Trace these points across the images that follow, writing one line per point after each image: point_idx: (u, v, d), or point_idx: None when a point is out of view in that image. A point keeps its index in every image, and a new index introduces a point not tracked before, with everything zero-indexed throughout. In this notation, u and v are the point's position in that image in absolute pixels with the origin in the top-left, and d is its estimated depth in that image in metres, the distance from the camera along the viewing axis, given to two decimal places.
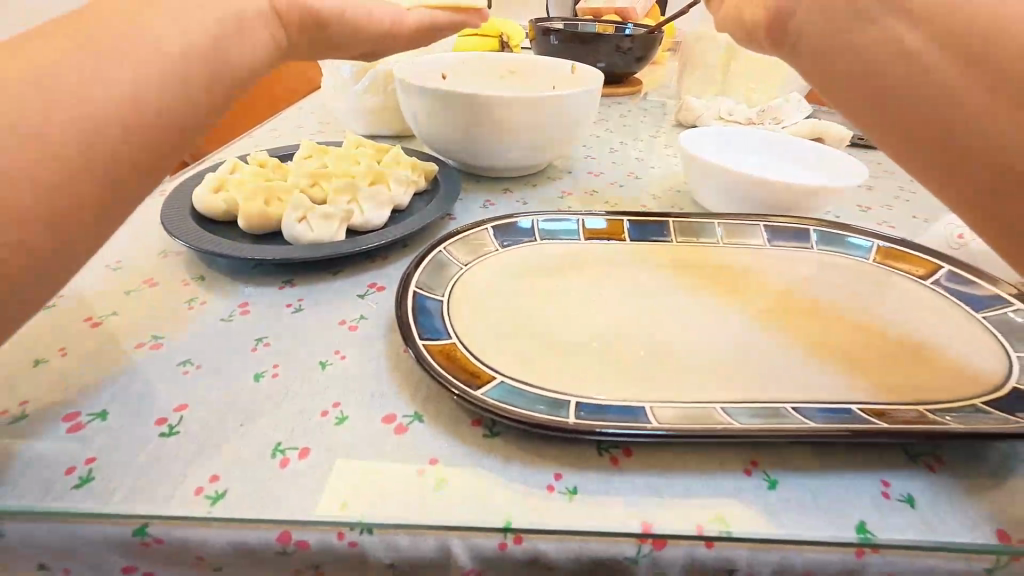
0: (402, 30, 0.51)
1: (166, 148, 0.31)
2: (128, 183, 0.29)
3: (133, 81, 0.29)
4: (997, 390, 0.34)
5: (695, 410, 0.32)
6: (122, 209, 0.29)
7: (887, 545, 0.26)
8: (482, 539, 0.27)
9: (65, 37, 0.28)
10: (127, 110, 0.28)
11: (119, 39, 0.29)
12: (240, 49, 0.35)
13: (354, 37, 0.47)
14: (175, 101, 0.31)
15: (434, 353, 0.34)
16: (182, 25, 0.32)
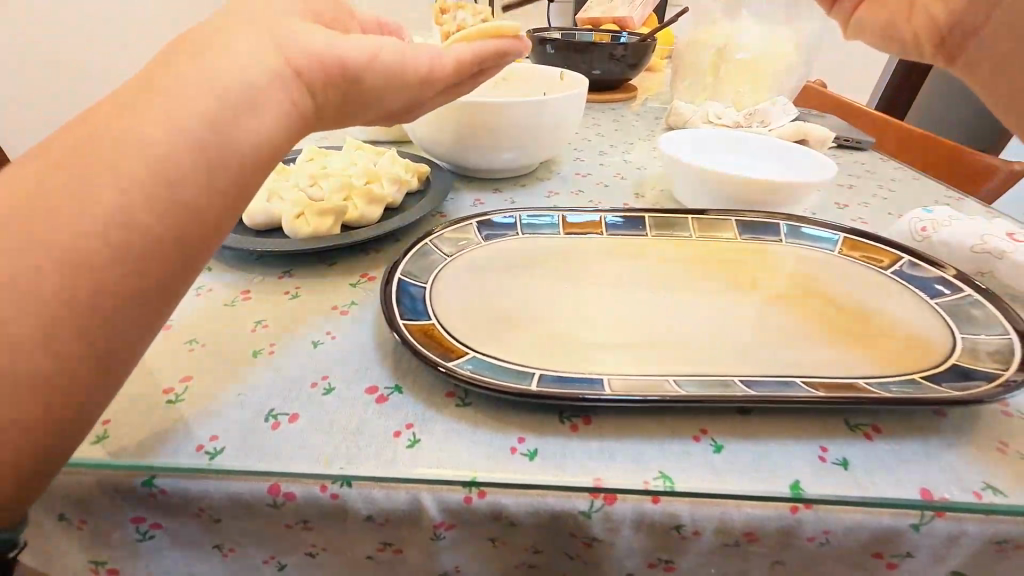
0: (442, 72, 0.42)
1: (181, 234, 0.28)
2: (141, 291, 0.27)
3: (147, 165, 0.27)
4: (935, 364, 0.37)
5: (647, 382, 0.35)
6: (142, 318, 0.28)
7: (816, 499, 0.29)
8: (449, 493, 0.31)
9: (89, 140, 0.27)
10: (137, 204, 0.26)
11: (130, 133, 0.27)
12: (257, 124, 0.30)
13: (390, 84, 0.38)
14: (178, 195, 0.28)
15: (415, 331, 0.38)
16: (190, 107, 0.28)
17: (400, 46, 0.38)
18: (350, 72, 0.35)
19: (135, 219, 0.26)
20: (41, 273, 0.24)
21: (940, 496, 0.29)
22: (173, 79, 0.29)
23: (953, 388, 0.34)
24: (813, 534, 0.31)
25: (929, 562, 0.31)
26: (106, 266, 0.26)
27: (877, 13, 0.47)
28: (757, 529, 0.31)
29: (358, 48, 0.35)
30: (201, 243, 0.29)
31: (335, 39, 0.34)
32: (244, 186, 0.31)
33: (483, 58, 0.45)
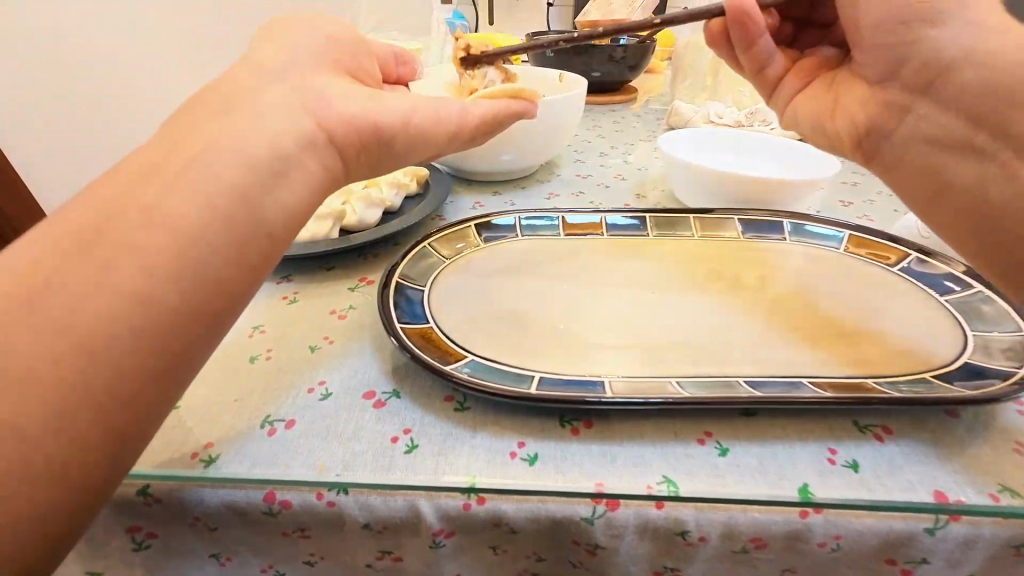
0: (465, 130, 0.44)
1: (200, 310, 0.26)
2: (161, 371, 0.25)
3: (170, 232, 0.26)
4: (945, 363, 0.36)
5: (649, 383, 0.35)
6: (163, 403, 0.26)
7: (826, 503, 0.28)
8: (447, 500, 0.30)
9: (113, 210, 0.26)
10: (159, 277, 0.25)
11: (156, 204, 0.26)
12: (285, 191, 0.30)
13: (419, 145, 0.39)
14: (202, 266, 0.26)
15: (412, 334, 0.37)
16: (219, 176, 0.27)
17: (428, 110, 0.39)
18: (382, 134, 0.35)
19: (156, 296, 0.25)
20: (55, 357, 0.23)
21: (954, 499, 0.28)
22: (202, 147, 0.28)
23: (965, 387, 0.33)
24: (823, 540, 0.30)
25: (944, 567, 0.30)
26: (124, 347, 0.24)
27: (812, 104, 0.50)
28: (766, 534, 0.30)
29: (389, 113, 0.36)
30: (223, 315, 0.28)
31: (367, 103, 0.35)
32: (267, 255, 0.29)
33: (504, 116, 0.48)
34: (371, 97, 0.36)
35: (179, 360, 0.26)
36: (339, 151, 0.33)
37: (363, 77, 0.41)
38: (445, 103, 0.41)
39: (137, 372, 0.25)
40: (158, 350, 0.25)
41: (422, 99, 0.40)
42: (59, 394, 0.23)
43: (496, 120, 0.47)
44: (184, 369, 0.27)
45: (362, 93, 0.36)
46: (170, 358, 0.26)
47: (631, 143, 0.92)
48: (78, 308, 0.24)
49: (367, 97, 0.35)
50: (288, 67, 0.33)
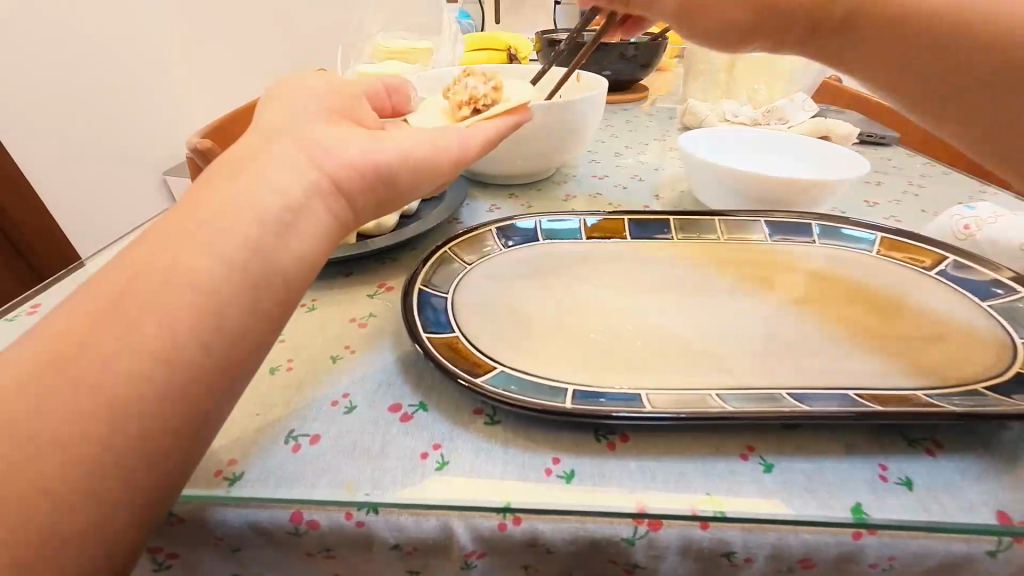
0: (470, 152, 0.43)
1: (225, 363, 0.25)
2: (189, 427, 0.24)
3: (196, 280, 0.25)
4: (995, 373, 0.34)
5: (687, 396, 0.33)
6: (191, 457, 0.25)
7: (883, 524, 0.27)
8: (481, 520, 0.28)
9: (135, 267, 0.25)
10: (183, 329, 0.24)
11: (180, 258, 0.25)
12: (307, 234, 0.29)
13: (423, 180, 0.38)
14: (229, 316, 0.25)
15: (438, 344, 0.36)
16: (241, 225, 0.27)
17: (426, 140, 0.38)
18: (385, 175, 0.34)
19: (184, 349, 0.24)
20: (81, 420, 0.22)
21: (1018, 519, 0.27)
22: (223, 198, 0.27)
23: (1021, 399, 0.32)
24: (876, 561, 0.28)
25: None
26: (147, 407, 0.23)
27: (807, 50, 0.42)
28: (815, 555, 0.28)
29: (390, 151, 0.34)
30: (249, 365, 0.27)
31: (368, 144, 0.34)
32: (290, 299, 0.29)
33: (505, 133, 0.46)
34: (372, 137, 0.35)
35: (204, 415, 0.25)
36: (345, 198, 0.32)
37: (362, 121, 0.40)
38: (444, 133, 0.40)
39: (166, 427, 0.24)
40: (187, 404, 0.24)
41: (422, 131, 0.39)
42: (90, 458, 0.22)
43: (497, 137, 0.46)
44: (209, 424, 0.25)
45: (364, 134, 0.35)
46: (195, 415, 0.24)
47: (645, 142, 0.90)
48: (100, 368, 0.22)
49: (366, 137, 0.34)
50: (299, 118, 0.33)
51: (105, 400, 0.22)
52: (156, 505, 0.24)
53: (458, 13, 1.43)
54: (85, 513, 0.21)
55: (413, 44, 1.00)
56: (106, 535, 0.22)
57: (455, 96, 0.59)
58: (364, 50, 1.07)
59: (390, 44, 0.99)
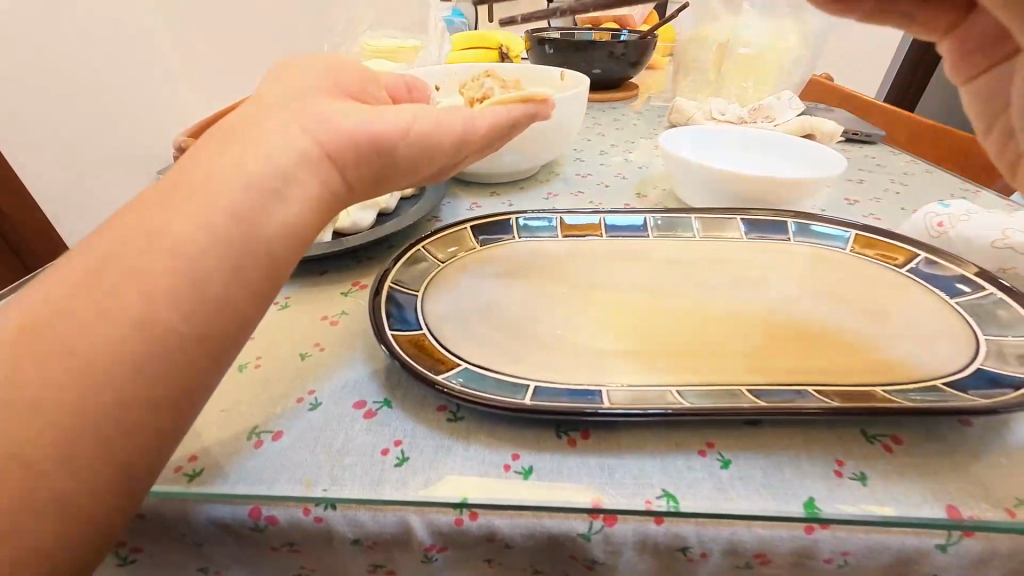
0: (477, 136, 0.43)
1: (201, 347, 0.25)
2: (161, 412, 0.24)
3: (169, 264, 0.25)
4: (956, 369, 0.35)
5: (649, 393, 0.33)
6: (171, 435, 0.25)
7: (834, 519, 0.27)
8: (439, 516, 0.29)
9: (102, 252, 0.24)
10: (159, 310, 0.24)
11: (154, 240, 0.25)
12: (282, 221, 0.28)
13: (423, 156, 0.38)
14: (202, 301, 0.25)
15: (404, 342, 0.36)
16: (212, 210, 0.26)
17: (431, 115, 0.38)
18: (382, 148, 0.34)
19: (155, 332, 0.24)
20: (47, 399, 0.21)
21: (967, 514, 0.27)
22: (191, 186, 0.27)
23: (980, 395, 0.32)
24: (830, 555, 0.29)
25: None
26: (123, 386, 0.23)
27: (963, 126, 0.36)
28: (770, 551, 0.29)
29: (388, 124, 0.34)
30: (226, 351, 0.27)
31: (363, 117, 0.33)
32: (266, 287, 0.28)
33: (517, 118, 0.46)
34: (370, 112, 0.34)
35: (183, 395, 0.25)
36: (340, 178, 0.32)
37: (364, 98, 0.40)
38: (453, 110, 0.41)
39: (136, 410, 0.23)
40: (158, 387, 0.24)
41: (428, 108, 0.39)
42: (56, 438, 0.21)
43: (509, 123, 0.46)
44: (191, 403, 0.25)
45: (362, 109, 0.35)
46: (173, 395, 0.24)
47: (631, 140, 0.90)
48: (69, 349, 0.22)
49: (365, 111, 0.34)
50: None
51: (73, 379, 0.22)
52: (136, 483, 0.24)
53: (450, 12, 1.43)
54: (52, 491, 0.21)
55: (401, 43, 1.00)
56: (81, 511, 0.22)
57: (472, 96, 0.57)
58: (353, 47, 1.08)
59: (379, 43, 0.99)
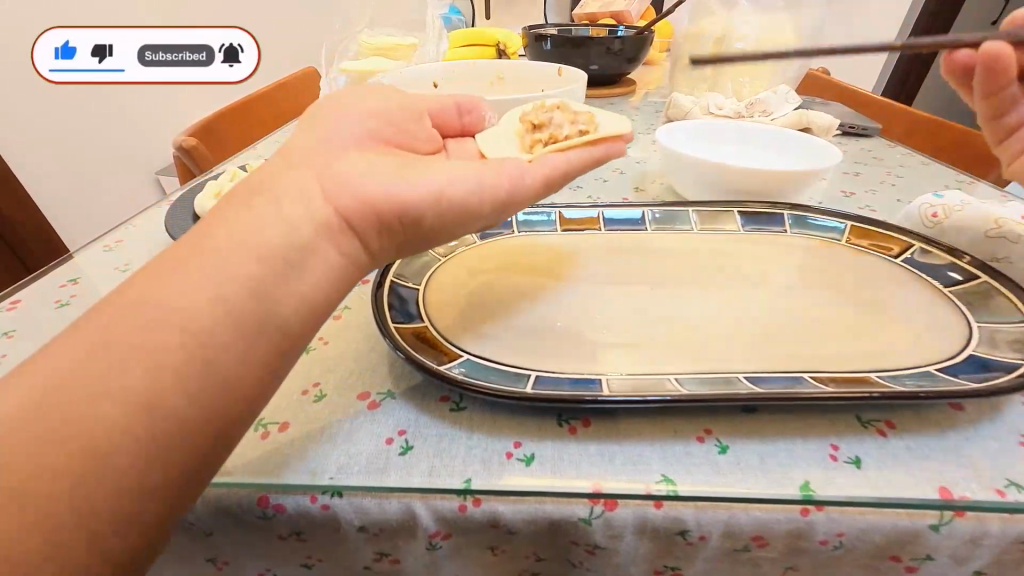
0: (526, 190, 0.39)
1: (235, 364, 0.27)
2: (185, 442, 0.25)
3: (211, 278, 0.27)
4: (948, 356, 0.35)
5: (647, 381, 0.34)
6: (207, 455, 0.26)
7: (828, 500, 0.28)
8: (442, 502, 0.29)
9: (144, 291, 0.26)
10: (195, 321, 0.26)
11: (189, 283, 0.27)
12: (304, 224, 0.30)
13: (455, 221, 0.36)
14: (228, 322, 0.26)
15: (406, 334, 0.37)
16: (255, 230, 0.29)
17: (469, 179, 0.36)
18: (405, 211, 0.33)
19: (182, 371, 0.25)
20: (77, 439, 0.23)
21: (959, 495, 0.28)
22: (239, 208, 0.30)
23: (970, 380, 0.33)
24: (825, 537, 0.29)
25: (950, 564, 0.30)
26: (160, 393, 0.24)
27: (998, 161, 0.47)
28: (767, 533, 0.29)
29: (420, 190, 0.33)
30: (253, 397, 0.28)
31: (394, 181, 0.33)
32: (287, 337, 0.29)
33: (574, 170, 0.43)
34: (404, 174, 0.34)
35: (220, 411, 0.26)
36: (357, 236, 0.32)
37: (404, 141, 0.41)
38: (499, 165, 0.39)
39: (153, 466, 0.24)
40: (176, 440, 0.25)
41: (469, 167, 0.37)
42: (95, 437, 0.23)
43: (569, 173, 0.43)
44: (231, 427, 0.27)
45: (396, 172, 0.34)
46: (208, 412, 0.26)
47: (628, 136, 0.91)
48: (104, 390, 0.23)
49: (397, 176, 0.34)
50: None
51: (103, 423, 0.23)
52: (166, 498, 0.25)
53: (447, 10, 1.44)
54: (81, 495, 0.22)
55: (397, 40, 1.01)
56: (109, 517, 0.23)
57: (529, 117, 0.53)
58: (349, 45, 1.08)
59: (374, 40, 1.00)
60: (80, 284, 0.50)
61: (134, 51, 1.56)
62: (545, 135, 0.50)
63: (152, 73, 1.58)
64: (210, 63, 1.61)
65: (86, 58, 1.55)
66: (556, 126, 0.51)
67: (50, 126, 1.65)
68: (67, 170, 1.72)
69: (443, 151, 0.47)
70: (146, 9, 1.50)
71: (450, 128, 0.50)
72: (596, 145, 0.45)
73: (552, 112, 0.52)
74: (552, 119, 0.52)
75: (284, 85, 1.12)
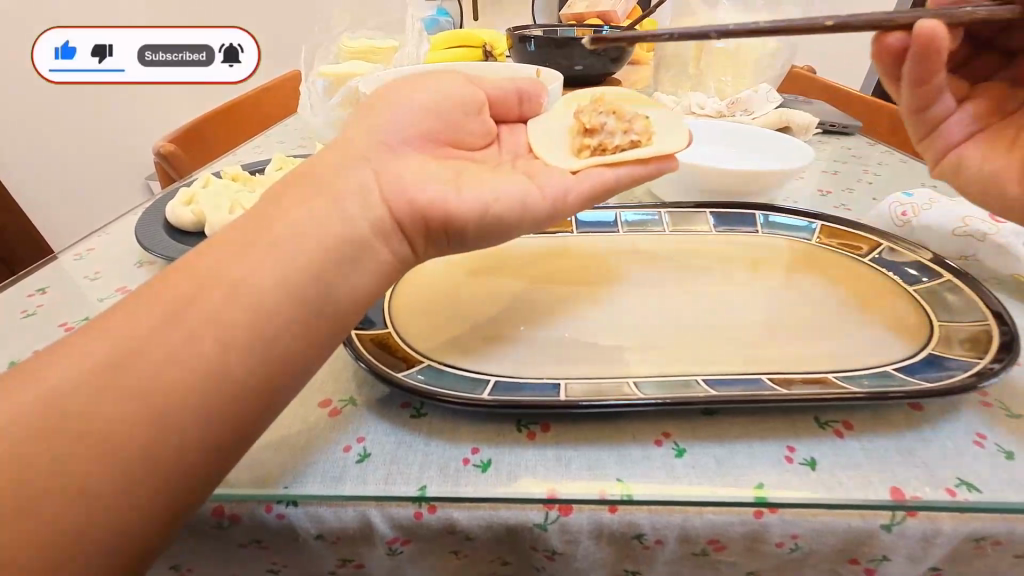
0: (574, 202, 0.40)
1: (226, 382, 0.26)
2: (173, 462, 0.25)
3: (207, 294, 0.27)
4: (907, 356, 0.36)
5: (607, 385, 0.34)
6: (197, 475, 0.26)
7: (781, 503, 0.28)
8: (398, 510, 0.29)
9: (160, 297, 0.27)
10: (182, 338, 0.26)
11: (209, 298, 0.27)
12: (303, 236, 0.29)
13: (498, 234, 0.37)
14: (216, 339, 0.26)
15: (368, 341, 0.37)
16: (259, 245, 0.29)
17: (515, 193, 0.36)
18: (456, 224, 0.34)
19: (173, 389, 0.25)
20: (66, 458, 0.23)
21: (910, 495, 0.28)
22: (252, 220, 0.30)
23: (925, 380, 0.33)
24: (781, 539, 0.29)
25: (905, 564, 0.30)
26: (147, 411, 0.24)
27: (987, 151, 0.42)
28: (722, 536, 0.30)
29: (468, 205, 0.34)
30: (246, 416, 0.27)
31: (450, 192, 0.34)
32: (287, 366, 0.28)
33: (625, 183, 0.42)
34: (458, 185, 0.35)
35: (208, 432, 0.26)
36: (405, 238, 0.33)
37: (457, 141, 0.42)
38: (544, 177, 0.39)
39: (141, 484, 0.24)
40: (167, 467, 0.25)
41: (522, 181, 0.38)
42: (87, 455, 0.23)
43: (620, 186, 0.42)
44: (224, 446, 0.26)
45: (453, 182, 0.36)
46: (198, 433, 0.25)
47: None
48: (109, 399, 0.24)
49: (451, 185, 0.35)
50: None
51: (97, 432, 0.24)
52: (159, 515, 0.25)
53: (433, 12, 1.43)
54: (75, 510, 0.23)
55: (375, 43, 1.02)
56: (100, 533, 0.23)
57: (581, 114, 0.49)
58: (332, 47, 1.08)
59: (354, 43, 1.00)
60: (48, 292, 0.50)
61: (134, 50, 1.55)
62: (595, 142, 0.47)
63: (153, 74, 1.57)
64: (210, 63, 1.59)
65: (86, 59, 1.55)
66: (608, 134, 0.47)
67: (37, 131, 1.65)
68: (55, 175, 1.72)
69: (496, 142, 0.48)
70: (137, 10, 1.50)
71: (508, 112, 0.50)
72: (646, 161, 0.43)
73: (606, 115, 0.48)
74: (605, 124, 0.47)
75: (268, 88, 1.11)
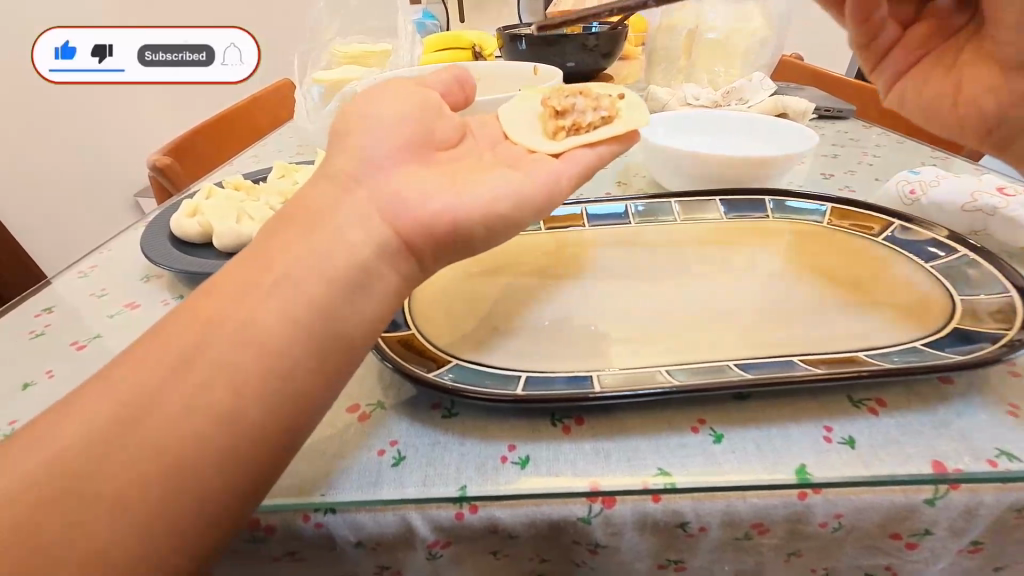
0: (562, 188, 0.40)
1: (258, 410, 0.26)
2: (208, 492, 0.24)
3: (236, 321, 0.27)
4: (935, 331, 0.36)
5: (638, 374, 0.34)
6: (233, 501, 0.25)
7: (826, 483, 0.28)
8: (438, 511, 0.29)
9: (167, 340, 0.27)
10: (214, 366, 0.26)
11: (214, 344, 0.26)
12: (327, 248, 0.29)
13: (504, 233, 0.36)
14: (247, 365, 0.26)
15: (393, 343, 0.36)
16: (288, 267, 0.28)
17: (510, 190, 0.36)
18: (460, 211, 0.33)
19: (210, 420, 0.25)
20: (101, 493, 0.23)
21: (953, 467, 0.28)
22: (277, 243, 0.30)
23: (957, 353, 0.33)
24: (824, 519, 0.29)
25: (948, 537, 0.30)
26: (179, 441, 0.24)
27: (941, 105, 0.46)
28: (767, 520, 0.29)
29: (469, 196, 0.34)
30: (279, 442, 0.27)
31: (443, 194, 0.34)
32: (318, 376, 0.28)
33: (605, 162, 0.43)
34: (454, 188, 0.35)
35: (241, 460, 0.25)
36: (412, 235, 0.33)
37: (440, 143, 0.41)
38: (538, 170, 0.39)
39: (176, 514, 0.24)
40: (187, 510, 0.24)
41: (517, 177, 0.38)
42: (121, 489, 0.23)
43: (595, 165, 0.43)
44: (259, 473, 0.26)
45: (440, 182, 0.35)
46: (233, 462, 0.25)
47: None
48: (116, 450, 0.23)
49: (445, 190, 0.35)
50: None
51: (119, 472, 0.23)
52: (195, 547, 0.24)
53: (420, 15, 1.43)
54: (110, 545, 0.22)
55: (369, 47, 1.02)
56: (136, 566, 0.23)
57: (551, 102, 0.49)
58: (322, 54, 1.07)
59: (348, 48, 1.00)
60: (55, 312, 0.49)
61: (134, 50, 1.53)
62: (568, 122, 0.47)
63: (151, 74, 1.56)
64: (210, 63, 1.58)
65: (86, 59, 1.53)
66: (579, 113, 0.48)
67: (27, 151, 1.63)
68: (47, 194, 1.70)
69: (469, 133, 0.47)
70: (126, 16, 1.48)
71: (455, 102, 0.48)
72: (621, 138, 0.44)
73: (575, 98, 0.49)
74: (575, 105, 0.48)
75: (260, 99, 1.11)
